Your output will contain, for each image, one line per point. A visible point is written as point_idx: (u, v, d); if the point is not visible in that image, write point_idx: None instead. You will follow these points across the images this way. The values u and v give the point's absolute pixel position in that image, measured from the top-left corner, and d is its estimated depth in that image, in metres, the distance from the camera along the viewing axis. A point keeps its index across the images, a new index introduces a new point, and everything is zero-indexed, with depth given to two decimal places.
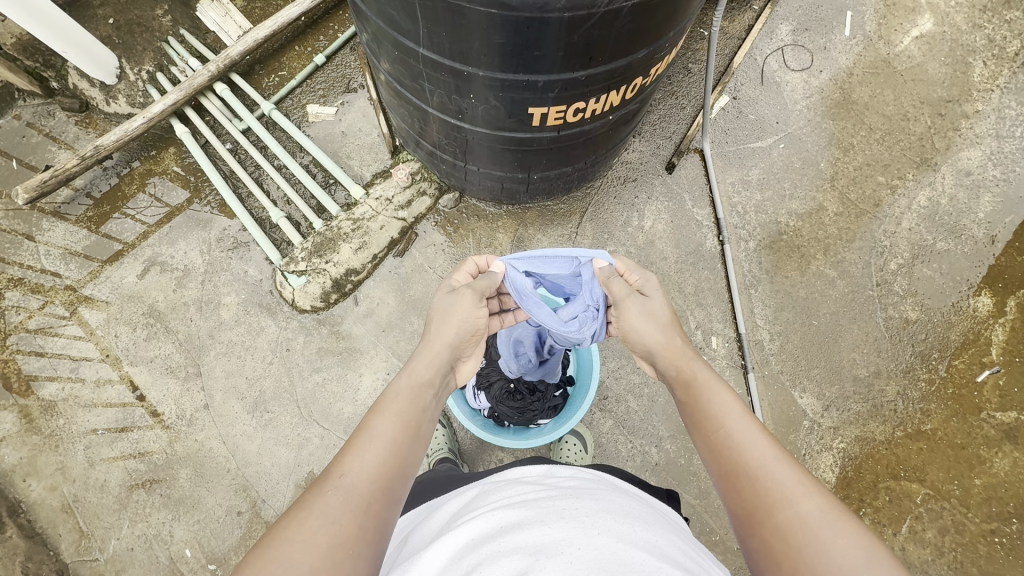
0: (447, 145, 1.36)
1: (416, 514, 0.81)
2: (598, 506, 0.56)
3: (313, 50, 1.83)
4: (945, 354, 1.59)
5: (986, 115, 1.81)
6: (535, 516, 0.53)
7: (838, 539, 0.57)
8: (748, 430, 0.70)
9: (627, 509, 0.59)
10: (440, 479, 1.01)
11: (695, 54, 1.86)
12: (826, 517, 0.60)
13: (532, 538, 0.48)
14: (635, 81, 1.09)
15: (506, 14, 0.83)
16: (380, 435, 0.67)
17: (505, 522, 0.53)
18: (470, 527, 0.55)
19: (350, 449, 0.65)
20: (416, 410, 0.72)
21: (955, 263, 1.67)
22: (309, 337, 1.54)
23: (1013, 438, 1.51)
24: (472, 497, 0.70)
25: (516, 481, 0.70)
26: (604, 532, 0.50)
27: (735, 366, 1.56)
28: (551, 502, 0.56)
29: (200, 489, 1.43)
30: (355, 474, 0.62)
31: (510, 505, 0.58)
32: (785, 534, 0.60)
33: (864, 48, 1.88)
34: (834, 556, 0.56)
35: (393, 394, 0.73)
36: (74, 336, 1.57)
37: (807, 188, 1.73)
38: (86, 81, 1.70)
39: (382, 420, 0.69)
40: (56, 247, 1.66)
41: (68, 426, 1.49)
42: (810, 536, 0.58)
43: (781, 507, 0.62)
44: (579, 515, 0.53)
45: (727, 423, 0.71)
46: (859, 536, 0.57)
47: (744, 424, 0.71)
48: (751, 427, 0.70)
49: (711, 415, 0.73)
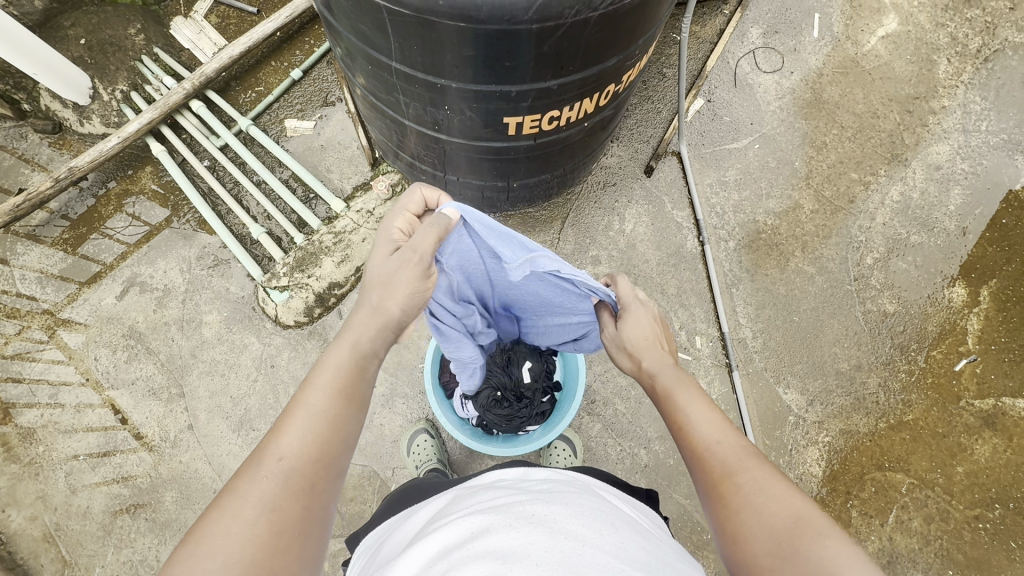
0: (426, 156, 1.37)
1: (397, 517, 0.81)
2: (567, 508, 0.57)
3: (290, 65, 1.83)
4: (924, 345, 1.62)
5: (952, 110, 1.86)
6: (504, 520, 0.53)
7: (777, 504, 0.61)
8: (701, 414, 0.75)
9: (597, 510, 0.59)
10: (422, 488, 1.00)
11: (669, 58, 1.89)
12: (761, 483, 0.64)
13: (501, 543, 0.48)
14: (608, 88, 1.11)
15: (475, 27, 0.84)
16: (313, 407, 0.64)
17: (475, 528, 0.54)
18: (444, 534, 0.55)
19: (283, 426, 0.63)
20: (355, 375, 0.69)
21: (929, 256, 1.71)
22: (293, 352, 1.53)
23: (992, 425, 1.55)
24: (446, 503, 0.69)
25: (491, 485, 0.70)
26: (570, 536, 0.50)
27: (720, 365, 1.58)
28: (521, 506, 0.56)
29: (187, 511, 1.41)
30: (289, 453, 0.60)
31: (482, 510, 0.58)
32: (727, 502, 0.64)
33: (833, 49, 1.92)
34: (771, 517, 0.60)
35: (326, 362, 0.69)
36: (53, 360, 1.54)
37: (783, 187, 1.76)
38: (58, 102, 1.68)
39: (314, 392, 0.66)
40: (31, 270, 1.63)
41: (49, 452, 1.46)
42: (746, 501, 0.63)
43: (727, 481, 0.66)
44: (549, 520, 0.53)
45: (687, 411, 0.76)
46: (795, 501, 0.61)
47: (697, 411, 0.75)
48: (704, 412, 0.75)
49: (675, 403, 0.78)
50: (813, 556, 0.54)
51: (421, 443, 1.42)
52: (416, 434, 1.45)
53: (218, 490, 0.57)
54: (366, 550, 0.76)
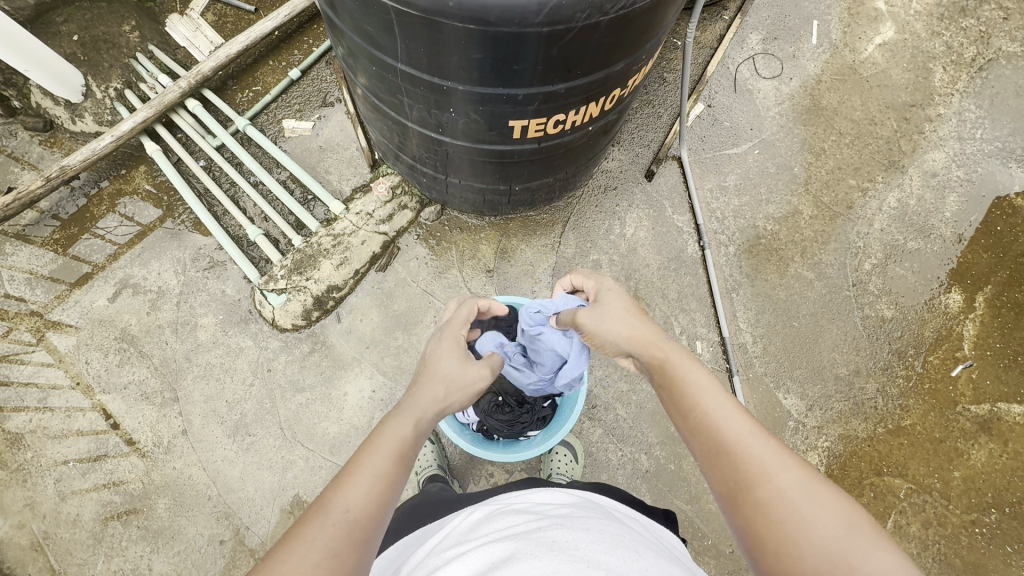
0: (428, 158, 1.35)
1: (412, 538, 0.79)
2: (588, 535, 0.55)
3: (288, 64, 1.80)
4: (921, 350, 1.64)
5: (947, 118, 1.88)
6: (526, 549, 0.52)
7: (817, 508, 0.59)
8: (722, 404, 0.70)
9: (619, 537, 0.58)
10: (429, 505, 0.98)
11: (669, 63, 1.89)
12: (805, 488, 0.60)
13: (522, 572, 0.47)
14: (614, 92, 1.10)
15: (484, 29, 0.83)
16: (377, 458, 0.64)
17: (496, 557, 0.52)
18: (464, 563, 0.54)
19: (347, 479, 0.61)
20: (413, 446, 0.68)
21: (926, 262, 1.72)
22: (290, 356, 1.50)
23: (988, 430, 1.56)
24: (463, 527, 0.67)
25: (508, 509, 0.68)
26: (592, 564, 0.49)
27: (720, 370, 1.57)
28: (541, 534, 0.55)
29: (181, 518, 1.38)
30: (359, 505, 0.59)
31: (501, 538, 0.56)
32: (767, 510, 0.60)
33: (831, 55, 1.94)
34: (820, 526, 0.57)
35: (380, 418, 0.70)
36: (42, 364, 1.51)
37: (783, 192, 1.77)
38: (50, 99, 1.64)
39: (377, 452, 0.65)
40: (21, 271, 1.59)
41: (38, 458, 1.43)
42: (793, 508, 0.59)
43: (759, 484, 0.62)
44: (572, 548, 0.52)
45: (709, 401, 0.70)
46: (839, 506, 0.59)
47: (719, 402, 0.70)
48: (726, 404, 0.70)
49: (687, 393, 0.73)
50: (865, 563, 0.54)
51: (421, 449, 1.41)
52: None
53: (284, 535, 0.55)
54: (380, 574, 0.74)
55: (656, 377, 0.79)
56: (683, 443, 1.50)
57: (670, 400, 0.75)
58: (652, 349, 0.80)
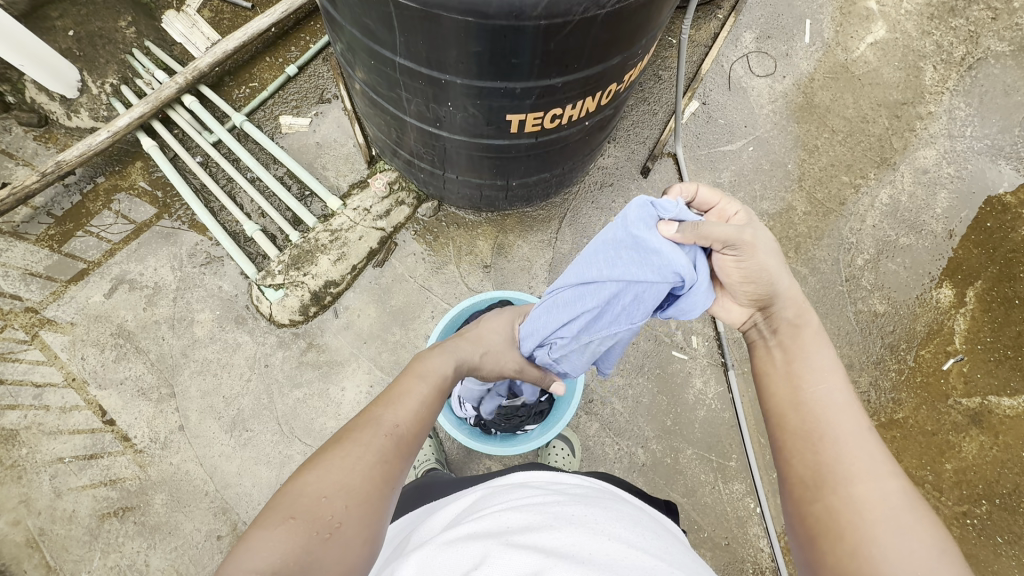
0: (425, 154, 1.36)
1: (420, 509, 0.81)
2: (604, 511, 0.57)
3: (285, 61, 1.81)
4: (913, 344, 1.66)
5: (938, 116, 1.90)
6: (545, 520, 0.53)
7: (913, 521, 0.62)
8: (842, 399, 0.74)
9: (631, 516, 0.60)
10: (429, 485, 0.99)
11: (665, 61, 1.91)
12: (905, 499, 0.64)
13: (544, 540, 0.49)
14: (610, 87, 1.11)
15: (484, 22, 0.84)
16: (415, 392, 0.79)
17: (514, 524, 0.54)
18: (480, 525, 0.55)
19: (390, 404, 0.75)
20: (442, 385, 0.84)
21: (917, 257, 1.75)
22: (287, 352, 1.50)
23: (979, 422, 1.58)
24: (474, 499, 0.69)
25: (521, 485, 0.69)
26: (612, 538, 0.51)
27: (716, 364, 1.59)
28: (558, 506, 0.57)
29: (177, 514, 1.38)
30: (399, 423, 0.73)
31: (517, 507, 0.58)
32: (861, 508, 0.64)
33: (823, 54, 1.96)
34: (910, 537, 0.60)
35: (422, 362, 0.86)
36: (36, 361, 1.50)
37: (776, 189, 1.79)
38: (45, 95, 1.63)
39: (414, 386, 0.80)
40: (15, 268, 1.59)
41: (32, 455, 1.42)
42: (885, 512, 0.63)
43: (846, 481, 0.66)
44: (588, 520, 0.53)
45: (827, 390, 0.75)
46: (935, 527, 0.61)
47: (841, 396, 0.74)
48: (846, 399, 0.74)
49: (809, 373, 0.77)
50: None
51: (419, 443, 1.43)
52: None
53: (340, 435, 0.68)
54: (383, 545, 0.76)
55: (776, 345, 0.83)
56: (679, 436, 1.52)
57: (783, 373, 0.80)
58: (792, 315, 0.83)
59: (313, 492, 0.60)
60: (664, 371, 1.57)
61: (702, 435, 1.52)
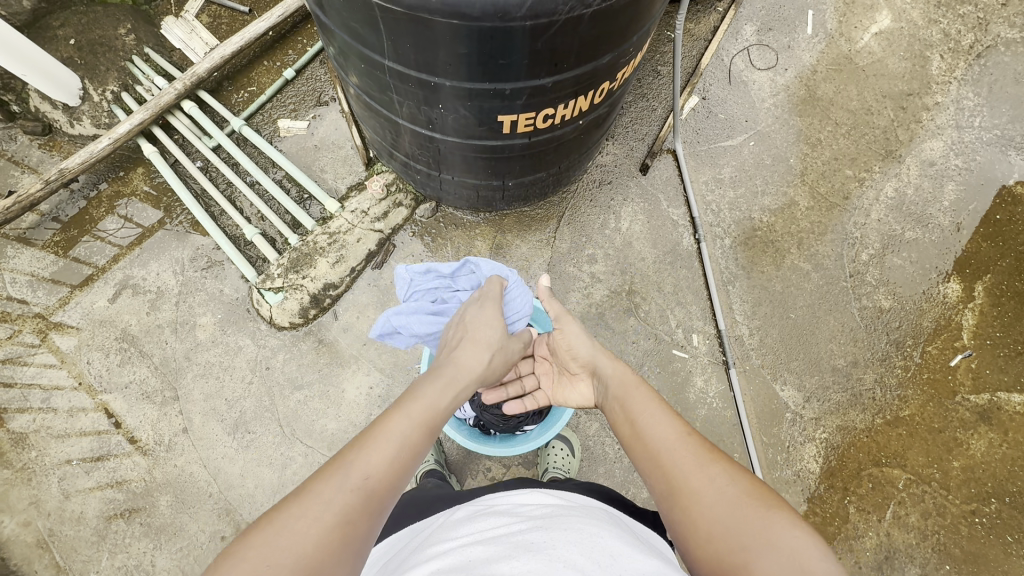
0: (421, 156, 1.36)
1: (401, 539, 0.82)
2: (564, 532, 0.58)
3: (283, 64, 1.81)
4: (919, 340, 1.63)
5: (945, 106, 1.86)
6: (505, 551, 0.54)
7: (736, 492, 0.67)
8: (659, 419, 0.82)
9: (594, 532, 0.60)
10: (423, 501, 1.00)
11: (664, 56, 1.89)
12: (727, 478, 0.69)
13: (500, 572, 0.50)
14: (603, 85, 1.10)
15: (469, 24, 0.83)
16: (399, 432, 0.72)
17: (475, 558, 0.55)
18: (444, 561, 0.56)
19: (365, 445, 0.69)
20: (434, 416, 0.78)
21: (924, 251, 1.71)
22: (288, 354, 1.52)
23: (988, 419, 1.55)
24: (445, 529, 0.70)
25: (491, 511, 0.70)
26: (568, 560, 0.52)
27: (717, 362, 1.58)
28: (519, 536, 0.58)
29: (182, 515, 1.40)
30: (372, 475, 0.66)
31: (481, 541, 0.59)
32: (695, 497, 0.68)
33: (826, 46, 1.93)
34: (729, 503, 0.66)
35: (417, 390, 0.81)
36: (45, 364, 1.53)
37: (779, 184, 1.76)
38: (48, 103, 1.65)
39: (399, 421, 0.73)
40: (23, 274, 1.61)
41: (42, 458, 1.45)
42: (713, 494, 0.68)
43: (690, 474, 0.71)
44: (546, 546, 0.54)
45: (647, 419, 0.82)
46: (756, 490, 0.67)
47: (657, 416, 0.82)
48: (663, 418, 0.82)
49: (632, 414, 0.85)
50: (781, 535, 0.60)
51: None
52: None
53: (302, 485, 0.63)
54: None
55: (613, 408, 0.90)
56: None
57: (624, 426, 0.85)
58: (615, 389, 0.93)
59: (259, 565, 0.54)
60: (665, 371, 1.56)
61: (703, 435, 1.52)
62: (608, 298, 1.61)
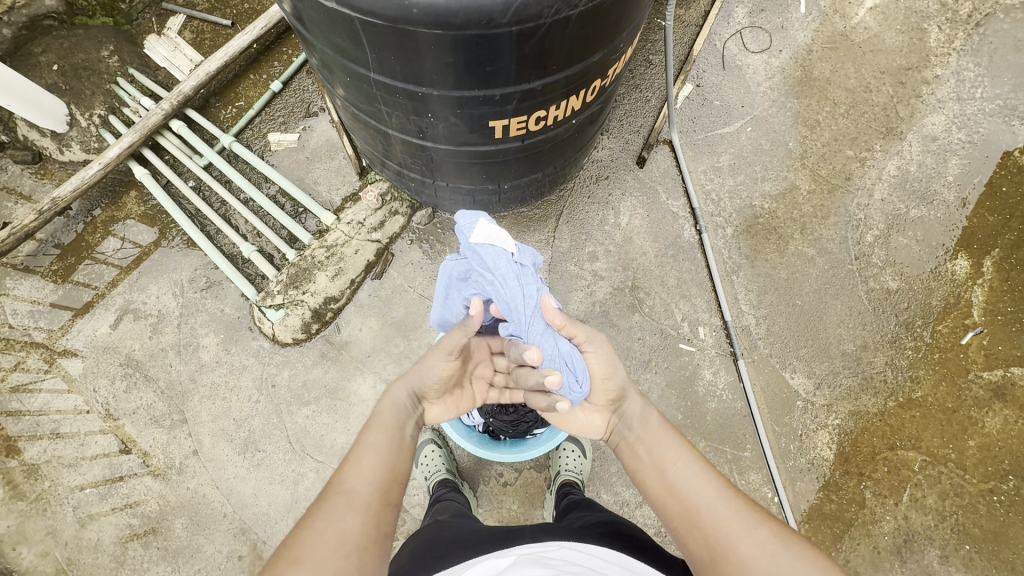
0: (414, 164, 1.34)
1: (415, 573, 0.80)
2: None
3: (269, 77, 1.79)
4: (929, 320, 1.61)
5: (945, 79, 1.82)
6: None
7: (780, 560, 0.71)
8: (688, 471, 0.85)
9: None
10: (439, 528, 0.98)
11: (655, 45, 1.85)
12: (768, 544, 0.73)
13: None
14: (594, 83, 1.08)
15: (454, 34, 0.81)
16: (381, 442, 0.86)
17: None
18: None
19: (357, 459, 0.82)
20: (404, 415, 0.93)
21: (930, 229, 1.69)
22: (293, 370, 1.51)
23: (1002, 396, 1.53)
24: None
25: (521, 560, 0.70)
26: None
27: (725, 354, 1.56)
28: None
29: (198, 537, 1.40)
30: (364, 478, 0.78)
31: None
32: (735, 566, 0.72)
33: (821, 23, 1.89)
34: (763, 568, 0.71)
35: (379, 414, 0.92)
36: (53, 391, 1.53)
37: (778, 168, 1.73)
38: (36, 131, 1.64)
39: (381, 433, 0.88)
40: (23, 303, 1.61)
41: (55, 487, 1.45)
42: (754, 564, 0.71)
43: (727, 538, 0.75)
44: None
45: (677, 470, 0.85)
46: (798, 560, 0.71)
47: (687, 469, 0.85)
48: (694, 472, 0.84)
49: (659, 461, 0.88)
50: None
51: (429, 454, 1.44)
52: (424, 444, 1.47)
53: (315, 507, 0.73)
54: None
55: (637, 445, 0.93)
56: (692, 431, 1.50)
57: (649, 466, 0.89)
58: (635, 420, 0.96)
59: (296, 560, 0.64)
60: (672, 365, 1.54)
61: (715, 427, 1.50)
62: (611, 295, 1.60)
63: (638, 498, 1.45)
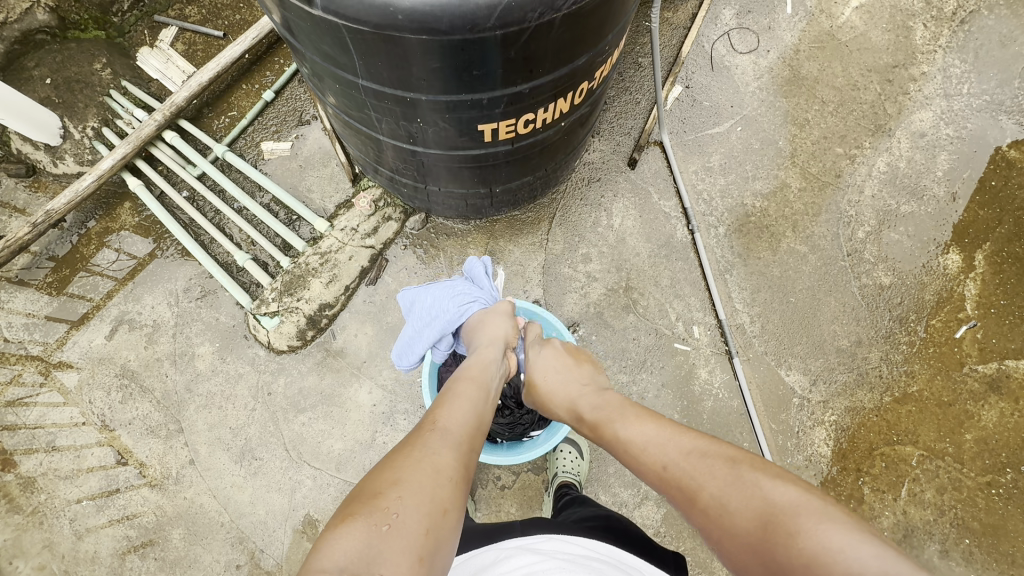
0: (405, 169, 1.35)
1: None
2: None
3: (261, 86, 1.81)
4: (922, 315, 1.61)
5: (932, 76, 1.84)
6: None
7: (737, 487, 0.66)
8: (642, 429, 0.82)
9: None
10: None
11: (643, 48, 1.87)
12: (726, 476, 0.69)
13: None
14: (582, 85, 1.09)
15: (440, 39, 0.82)
16: (468, 394, 0.86)
17: None
18: None
19: (443, 407, 0.80)
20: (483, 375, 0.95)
21: (920, 224, 1.70)
22: (289, 378, 1.51)
23: (997, 388, 1.54)
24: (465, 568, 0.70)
25: (514, 549, 0.71)
26: None
27: (720, 352, 1.56)
28: None
29: (196, 547, 1.40)
30: (452, 423, 0.76)
31: None
32: (699, 506, 0.68)
33: (808, 23, 1.90)
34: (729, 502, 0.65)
35: (468, 370, 0.96)
36: (49, 404, 1.53)
37: (769, 167, 1.74)
38: (30, 144, 1.65)
39: (465, 389, 0.88)
40: (18, 316, 1.61)
41: (51, 500, 1.44)
42: (713, 498, 0.67)
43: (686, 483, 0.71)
44: None
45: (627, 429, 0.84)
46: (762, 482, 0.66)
47: (640, 427, 0.83)
48: (646, 428, 0.82)
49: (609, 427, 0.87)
50: (808, 527, 0.57)
51: None
52: None
53: (403, 444, 0.70)
54: None
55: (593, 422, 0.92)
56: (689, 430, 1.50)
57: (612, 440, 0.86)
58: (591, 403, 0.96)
59: (389, 494, 0.60)
60: (668, 365, 1.55)
61: (711, 426, 1.51)
62: (605, 296, 1.60)
63: (636, 498, 1.45)
